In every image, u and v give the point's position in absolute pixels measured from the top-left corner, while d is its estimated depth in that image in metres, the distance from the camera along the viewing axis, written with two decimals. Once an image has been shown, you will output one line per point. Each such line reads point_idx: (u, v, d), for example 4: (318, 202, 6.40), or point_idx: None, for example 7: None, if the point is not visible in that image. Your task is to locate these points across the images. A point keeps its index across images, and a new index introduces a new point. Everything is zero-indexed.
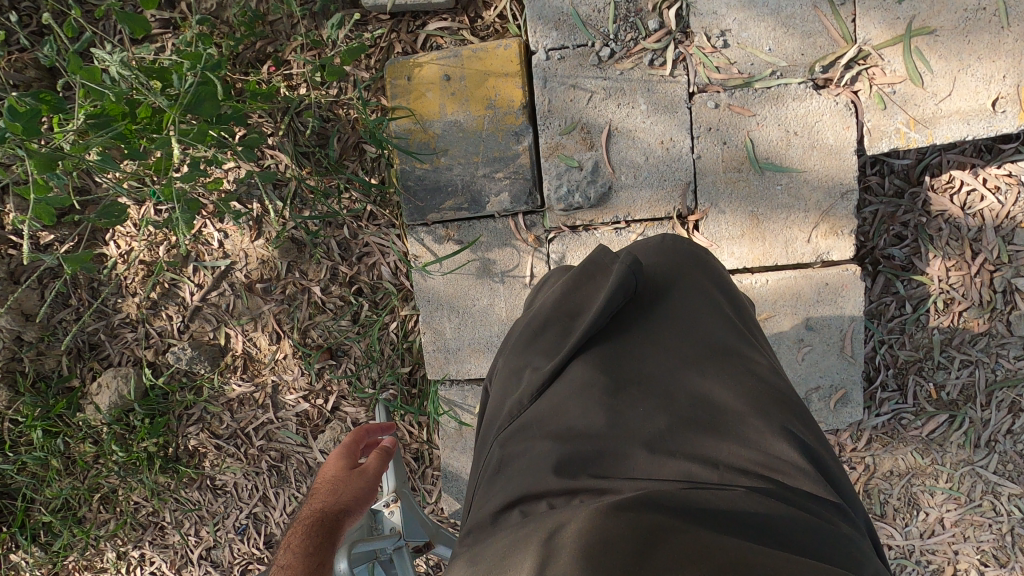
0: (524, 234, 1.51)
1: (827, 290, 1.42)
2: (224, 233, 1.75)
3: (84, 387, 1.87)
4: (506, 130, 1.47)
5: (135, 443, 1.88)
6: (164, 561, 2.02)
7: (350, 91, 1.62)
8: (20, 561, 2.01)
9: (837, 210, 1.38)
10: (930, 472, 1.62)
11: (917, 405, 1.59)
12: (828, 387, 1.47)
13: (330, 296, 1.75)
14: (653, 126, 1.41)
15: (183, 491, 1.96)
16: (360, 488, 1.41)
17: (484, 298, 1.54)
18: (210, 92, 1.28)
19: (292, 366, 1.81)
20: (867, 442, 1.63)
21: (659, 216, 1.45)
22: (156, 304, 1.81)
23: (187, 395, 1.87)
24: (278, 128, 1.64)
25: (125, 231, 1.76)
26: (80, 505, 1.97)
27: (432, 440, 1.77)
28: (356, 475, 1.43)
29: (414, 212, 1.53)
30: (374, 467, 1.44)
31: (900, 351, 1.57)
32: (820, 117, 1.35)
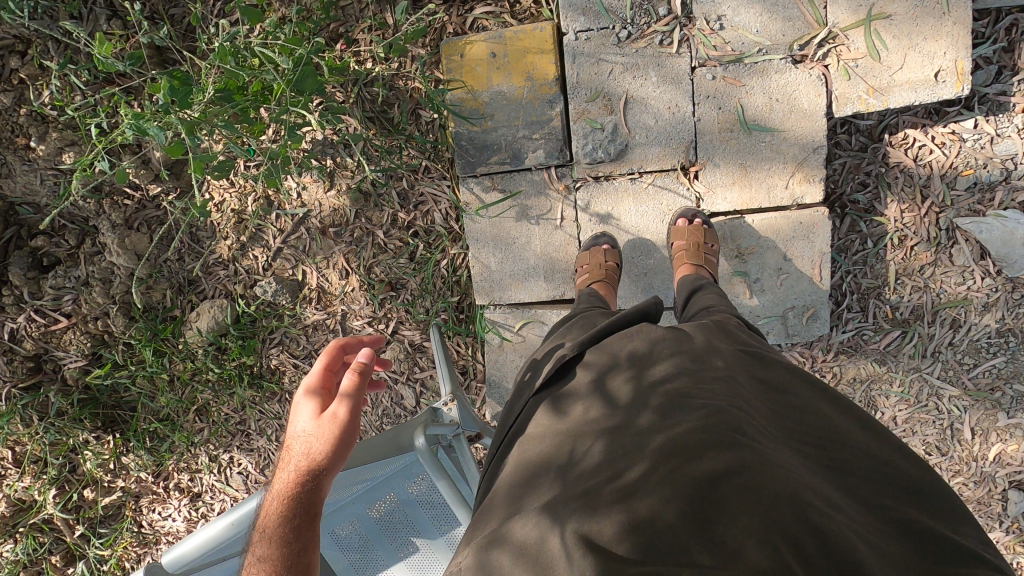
0: (556, 184, 1.85)
1: (801, 227, 1.76)
2: (302, 185, 2.09)
3: (185, 315, 2.23)
4: (542, 98, 1.79)
5: (227, 362, 2.26)
6: (250, 462, 2.42)
7: (409, 65, 1.94)
8: (131, 462, 2.42)
9: (809, 163, 1.71)
10: (886, 378, 1.98)
11: (876, 323, 1.95)
12: (801, 307, 1.82)
13: (391, 238, 2.11)
14: (662, 95, 1.74)
15: (266, 403, 2.34)
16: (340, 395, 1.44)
17: (523, 236, 1.89)
18: (311, 72, 1.64)
19: (358, 297, 2.17)
20: (835, 354, 1.99)
21: (667, 167, 1.78)
22: (244, 245, 2.17)
23: (271, 322, 2.23)
24: (349, 97, 1.97)
25: (219, 184, 2.11)
26: (180, 415, 2.37)
27: (477, 357, 2.14)
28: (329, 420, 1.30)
29: (465, 166, 1.87)
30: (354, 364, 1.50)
31: (862, 279, 1.92)
32: (797, 87, 1.68)
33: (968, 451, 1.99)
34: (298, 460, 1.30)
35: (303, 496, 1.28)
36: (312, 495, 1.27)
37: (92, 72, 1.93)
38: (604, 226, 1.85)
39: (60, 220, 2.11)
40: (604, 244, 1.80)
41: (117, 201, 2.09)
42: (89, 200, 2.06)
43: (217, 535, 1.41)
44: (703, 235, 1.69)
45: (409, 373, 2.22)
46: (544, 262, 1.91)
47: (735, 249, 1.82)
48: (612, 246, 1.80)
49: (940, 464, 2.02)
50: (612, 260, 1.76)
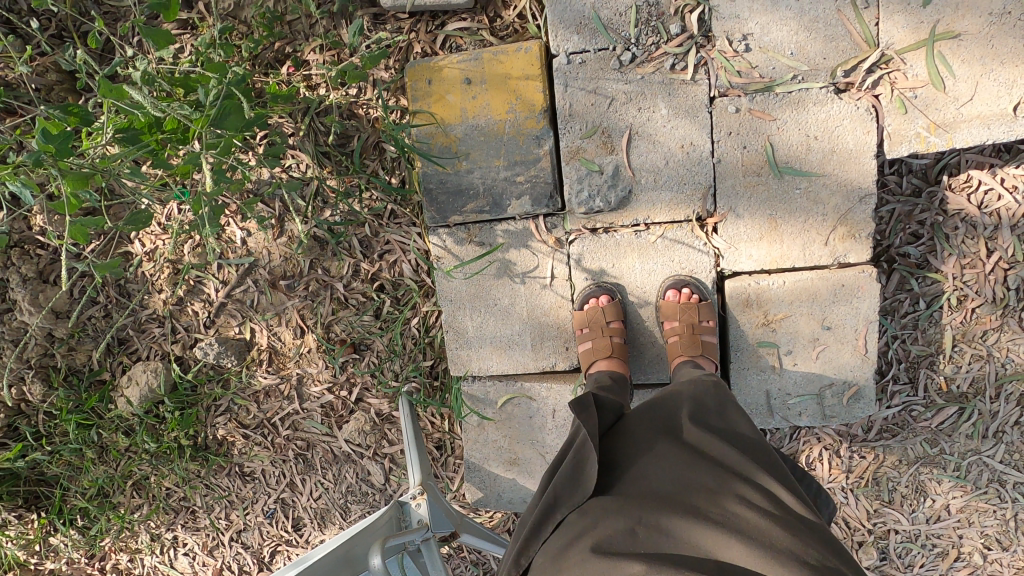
0: (544, 236, 1.54)
1: (843, 291, 1.44)
2: (247, 231, 1.78)
3: (115, 380, 1.92)
4: (527, 134, 1.48)
5: (165, 433, 1.94)
6: (196, 543, 2.10)
7: (370, 92, 1.63)
8: (59, 543, 2.10)
9: (855, 213, 1.40)
10: (938, 461, 1.67)
11: (927, 398, 1.63)
12: (842, 384, 1.51)
13: (353, 292, 1.79)
14: (674, 130, 1.42)
15: (213, 477, 2.02)
16: None
17: (506, 297, 1.57)
18: (236, 105, 1.32)
19: (316, 360, 1.86)
20: (878, 432, 1.68)
21: (679, 219, 1.46)
22: (182, 300, 1.85)
23: (215, 388, 1.92)
24: (299, 129, 1.65)
25: (150, 230, 1.80)
26: (115, 491, 2.05)
27: (454, 430, 1.82)
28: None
29: (435, 214, 1.55)
30: None
31: (912, 346, 1.60)
32: (841, 122, 1.36)
33: None
34: None
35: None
36: None
37: None
38: (606, 285, 1.52)
39: None
40: (601, 298, 1.50)
41: (27, 251, 1.78)
42: None
43: None
44: (698, 312, 1.43)
45: (376, 447, 1.91)
46: (531, 327, 1.59)
47: (761, 316, 1.49)
48: (611, 298, 1.50)
49: (1001, 560, 1.70)
50: (613, 319, 1.47)
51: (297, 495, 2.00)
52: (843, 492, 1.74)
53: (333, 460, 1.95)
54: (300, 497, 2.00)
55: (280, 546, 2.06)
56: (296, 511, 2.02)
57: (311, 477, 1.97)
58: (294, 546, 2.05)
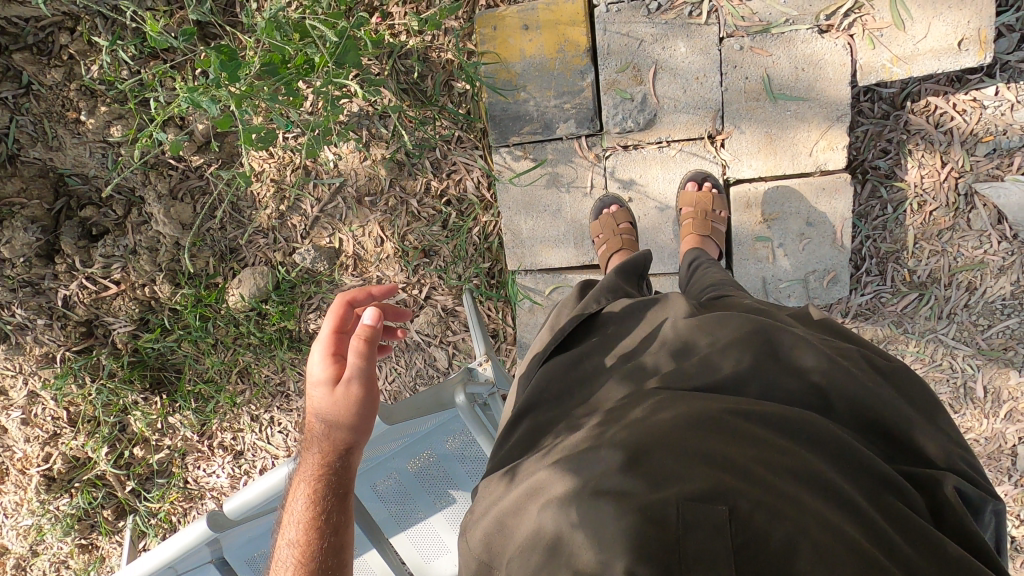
0: (586, 153, 1.92)
1: (824, 193, 1.82)
2: (339, 155, 2.17)
3: (227, 283, 2.33)
4: (574, 69, 1.85)
5: (268, 326, 2.38)
6: (289, 422, 2.55)
7: (442, 38, 2.00)
8: (177, 421, 2.55)
9: (834, 129, 1.77)
10: (902, 339, 2.06)
11: (894, 286, 2.02)
12: (822, 270, 1.89)
13: (425, 206, 2.19)
14: (691, 64, 1.80)
15: (305, 365, 2.46)
16: (356, 419, 1.36)
17: (554, 203, 1.97)
18: (352, 45, 1.71)
19: (393, 264, 2.26)
20: (854, 317, 2.07)
21: (694, 136, 1.85)
22: (283, 215, 2.25)
23: (310, 288, 2.33)
24: (384, 69, 2.03)
25: (259, 155, 2.19)
26: (224, 377, 2.49)
27: (507, 320, 2.23)
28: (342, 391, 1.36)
29: (498, 136, 1.94)
30: (358, 397, 1.35)
31: (882, 244, 1.99)
32: (823, 56, 1.73)
33: (980, 408, 2.06)
34: (322, 442, 1.42)
35: (331, 476, 1.40)
36: (344, 457, 1.40)
37: (140, 47, 2.01)
38: (624, 198, 1.93)
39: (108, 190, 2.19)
40: (612, 206, 1.90)
41: (161, 172, 2.18)
42: (136, 172, 2.15)
43: (277, 483, 1.55)
44: (712, 202, 1.80)
45: (442, 337, 2.33)
46: (574, 229, 1.98)
47: (758, 216, 1.87)
48: (620, 207, 1.90)
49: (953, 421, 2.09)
50: (624, 222, 1.87)
51: None
52: None
53: (405, 349, 2.37)
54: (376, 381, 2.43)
55: None
56: None
57: (386, 364, 2.40)
58: None
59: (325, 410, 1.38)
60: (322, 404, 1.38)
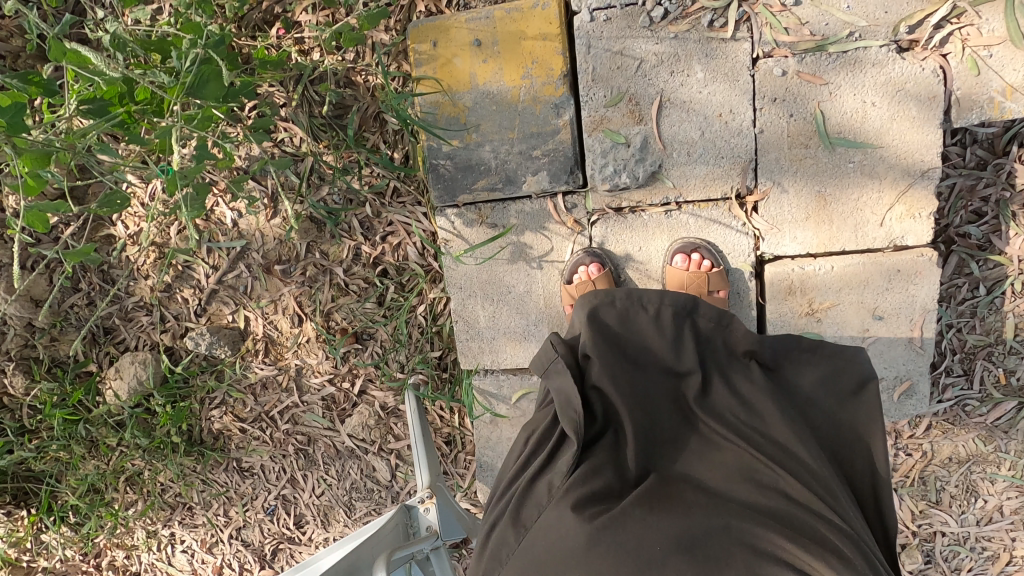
0: (563, 216, 1.39)
1: (898, 277, 1.29)
2: (238, 211, 1.63)
3: (102, 372, 1.79)
4: (545, 102, 1.32)
5: (158, 427, 1.84)
6: (194, 540, 2.00)
7: (369, 56, 1.47)
8: (51, 541, 2.01)
9: (916, 189, 1.24)
10: (992, 459, 1.53)
11: (983, 391, 1.49)
12: (892, 378, 1.37)
13: (354, 278, 1.65)
14: (711, 96, 1.26)
15: (210, 473, 1.91)
16: None
17: (521, 284, 1.44)
18: (215, 72, 1.15)
19: (316, 350, 1.72)
20: (926, 429, 1.54)
21: (715, 196, 1.31)
22: (170, 287, 1.72)
23: (209, 380, 1.79)
24: (292, 99, 1.50)
25: (134, 211, 1.66)
26: (107, 487, 1.94)
27: (465, 425, 1.70)
28: None
29: (443, 192, 1.40)
30: None
31: (969, 336, 1.46)
32: (903, 86, 1.20)
33: None
34: None
35: None
36: None
37: None
38: (611, 259, 1.38)
39: None
40: (592, 267, 1.36)
41: (1, 235, 1.64)
42: None
43: None
44: (709, 281, 1.30)
45: (381, 443, 1.79)
46: (549, 318, 1.45)
47: (805, 305, 1.33)
48: (602, 268, 1.36)
49: None
50: (605, 291, 1.34)
51: (298, 491, 1.89)
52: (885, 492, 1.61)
53: (336, 456, 1.83)
54: (301, 494, 1.89)
55: (282, 544, 1.95)
56: (297, 508, 1.91)
57: (313, 473, 1.86)
58: (296, 544, 1.95)
59: None
60: None
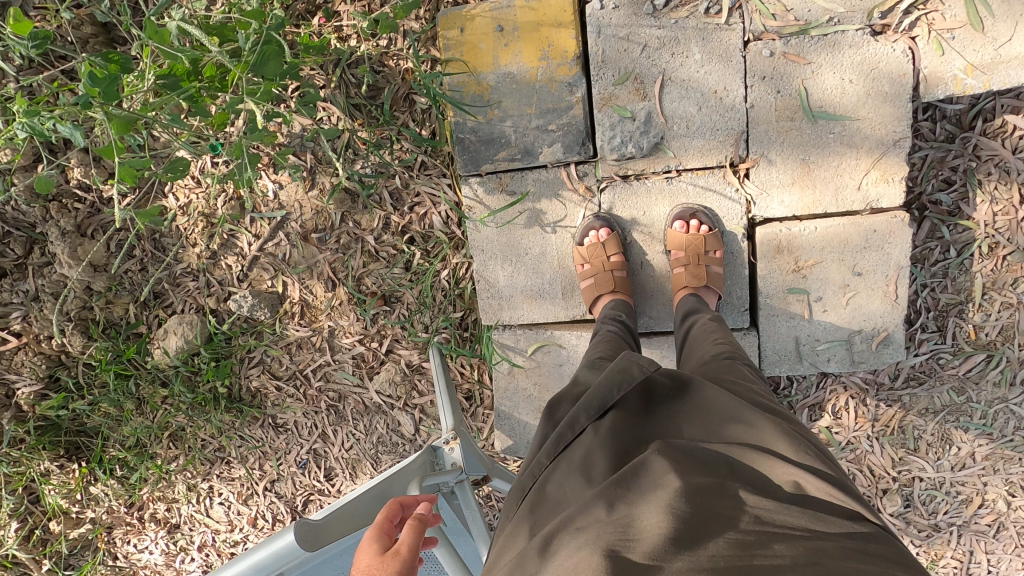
0: (576, 184, 1.55)
1: (875, 236, 1.45)
2: (279, 184, 1.80)
3: (151, 333, 1.96)
4: (560, 81, 1.48)
5: (201, 384, 2.00)
6: (231, 493, 2.16)
7: (401, 42, 1.64)
8: (99, 493, 2.17)
9: (889, 157, 1.40)
10: (964, 409, 1.68)
11: (955, 346, 1.64)
12: (871, 330, 1.52)
13: (383, 245, 1.82)
14: (708, 75, 1.43)
15: (247, 429, 2.08)
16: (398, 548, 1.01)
17: (537, 246, 1.60)
18: (274, 52, 1.31)
19: (348, 312, 1.89)
20: (904, 381, 1.69)
21: (711, 165, 1.47)
22: (215, 254, 1.88)
23: (249, 340, 1.95)
24: (330, 81, 1.67)
25: (184, 184, 1.83)
26: (152, 442, 2.11)
27: (483, 381, 1.86)
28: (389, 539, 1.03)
29: (468, 162, 1.57)
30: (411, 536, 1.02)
31: (941, 295, 1.61)
32: (877, 65, 1.36)
33: None
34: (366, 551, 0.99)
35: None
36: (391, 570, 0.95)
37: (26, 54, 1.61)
38: (619, 223, 1.55)
39: (3, 226, 1.83)
40: (601, 231, 1.53)
41: (66, 205, 1.81)
42: (34, 204, 1.79)
43: None
44: (705, 243, 1.45)
45: (407, 398, 1.95)
46: (562, 277, 1.62)
47: (791, 263, 1.49)
48: (612, 232, 1.52)
49: None
50: (614, 253, 1.50)
51: (329, 445, 2.05)
52: (868, 440, 1.76)
53: (364, 412, 1.99)
54: (331, 448, 2.05)
55: (313, 495, 2.12)
56: (327, 462, 2.07)
57: (342, 428, 2.02)
58: (326, 495, 2.11)
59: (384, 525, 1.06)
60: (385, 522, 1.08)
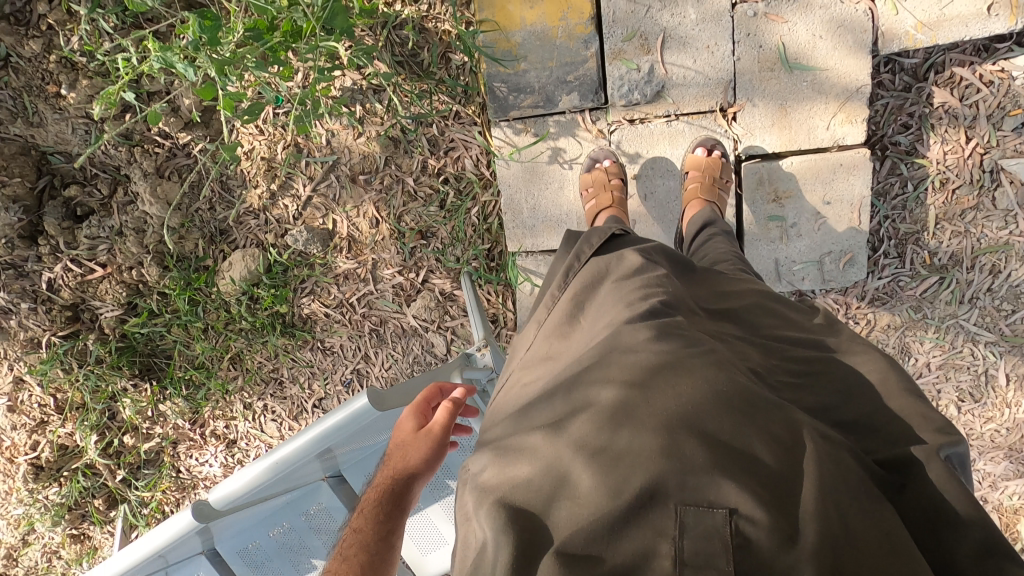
0: (589, 126, 1.83)
1: (841, 169, 1.72)
2: (331, 132, 2.08)
3: (217, 265, 2.25)
4: (577, 38, 1.76)
5: (260, 311, 2.29)
6: (283, 410, 2.46)
7: (439, 7, 1.91)
8: (168, 409, 2.47)
9: (853, 102, 1.67)
10: (921, 324, 1.96)
11: (913, 269, 1.92)
12: (839, 252, 1.80)
13: (421, 186, 2.10)
14: (701, 33, 1.70)
15: (299, 351, 2.37)
16: (428, 451, 1.40)
17: (557, 181, 1.89)
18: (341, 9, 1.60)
19: (389, 246, 2.17)
20: (870, 301, 1.97)
21: (705, 109, 1.75)
22: (275, 195, 2.17)
23: (302, 271, 2.24)
24: (378, 41, 1.94)
25: (248, 132, 2.11)
26: (215, 364, 2.40)
27: (508, 305, 2.15)
28: (424, 435, 1.42)
29: (498, 109, 1.85)
30: (440, 427, 1.43)
31: (901, 225, 1.89)
32: (843, 23, 1.63)
33: (1001, 398, 1.97)
34: (390, 467, 1.43)
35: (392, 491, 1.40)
36: (403, 490, 1.40)
37: (122, 17, 1.92)
38: (622, 156, 1.82)
39: (93, 169, 2.12)
40: (607, 160, 1.78)
41: (147, 149, 2.09)
42: (121, 148, 2.08)
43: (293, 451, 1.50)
44: (719, 166, 1.70)
45: (439, 322, 2.24)
46: (577, 208, 1.90)
47: (771, 193, 1.77)
48: (614, 162, 1.77)
49: (972, 411, 2.00)
50: (620, 180, 1.75)
51: (371, 365, 2.34)
52: None
53: (402, 334, 2.28)
54: (373, 368, 2.35)
55: None
56: (369, 380, 2.37)
57: (383, 350, 2.31)
58: None
59: (410, 429, 1.45)
60: (409, 427, 1.46)
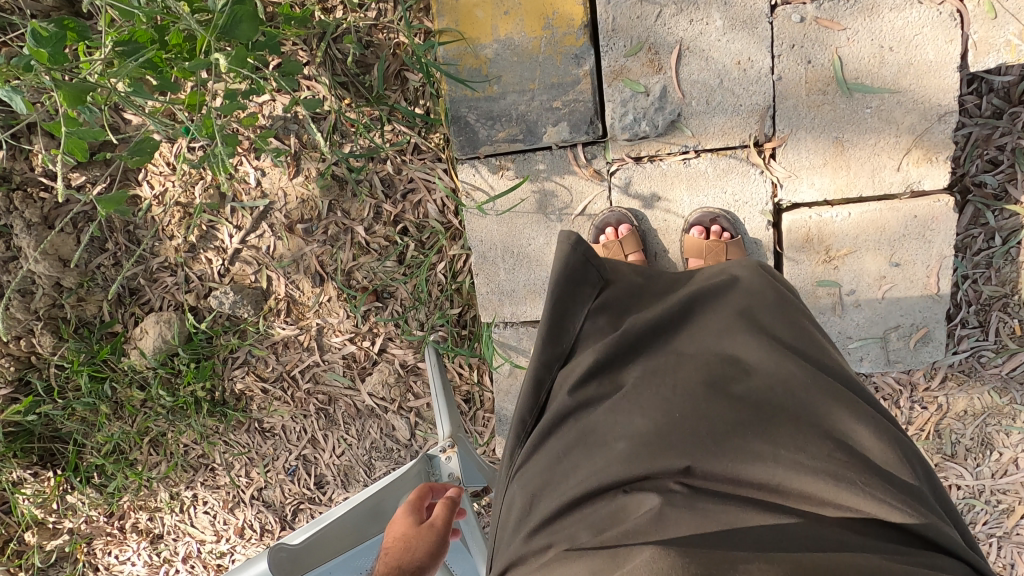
0: (583, 167, 1.42)
1: (916, 223, 1.31)
2: (262, 170, 1.67)
3: (127, 333, 1.83)
4: (565, 52, 1.35)
5: (181, 387, 1.85)
6: (216, 501, 2.02)
7: (391, 13, 1.50)
8: (77, 502, 2.03)
9: (932, 135, 1.26)
10: (1007, 412, 1.53)
11: (998, 343, 1.50)
12: (908, 326, 1.38)
13: (375, 236, 1.68)
14: (730, 44, 1.29)
15: (231, 434, 1.93)
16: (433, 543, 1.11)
17: (541, 237, 1.47)
18: (248, 15, 1.18)
19: (337, 309, 1.75)
20: (941, 381, 1.55)
21: (733, 144, 1.34)
22: (194, 247, 1.75)
23: (231, 339, 1.81)
24: (314, 57, 1.54)
25: (158, 171, 1.70)
26: (131, 448, 1.97)
27: (483, 382, 1.73)
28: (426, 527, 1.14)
29: (465, 144, 1.43)
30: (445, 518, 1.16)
31: (984, 287, 1.47)
32: (920, 31, 1.22)
33: None
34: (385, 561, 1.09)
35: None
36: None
37: None
38: (635, 212, 1.42)
39: None
40: (620, 227, 1.41)
41: (30, 194, 1.69)
42: None
43: None
44: (727, 251, 1.33)
45: (401, 401, 1.82)
46: None
47: (821, 253, 1.35)
48: (631, 229, 1.41)
49: None
50: (632, 252, 1.39)
51: (319, 451, 1.91)
52: None
53: (356, 415, 1.86)
54: (322, 454, 1.92)
55: (303, 504, 1.97)
56: (318, 468, 1.93)
57: (333, 434, 1.88)
58: (317, 504, 1.97)
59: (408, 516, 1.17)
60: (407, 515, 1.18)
